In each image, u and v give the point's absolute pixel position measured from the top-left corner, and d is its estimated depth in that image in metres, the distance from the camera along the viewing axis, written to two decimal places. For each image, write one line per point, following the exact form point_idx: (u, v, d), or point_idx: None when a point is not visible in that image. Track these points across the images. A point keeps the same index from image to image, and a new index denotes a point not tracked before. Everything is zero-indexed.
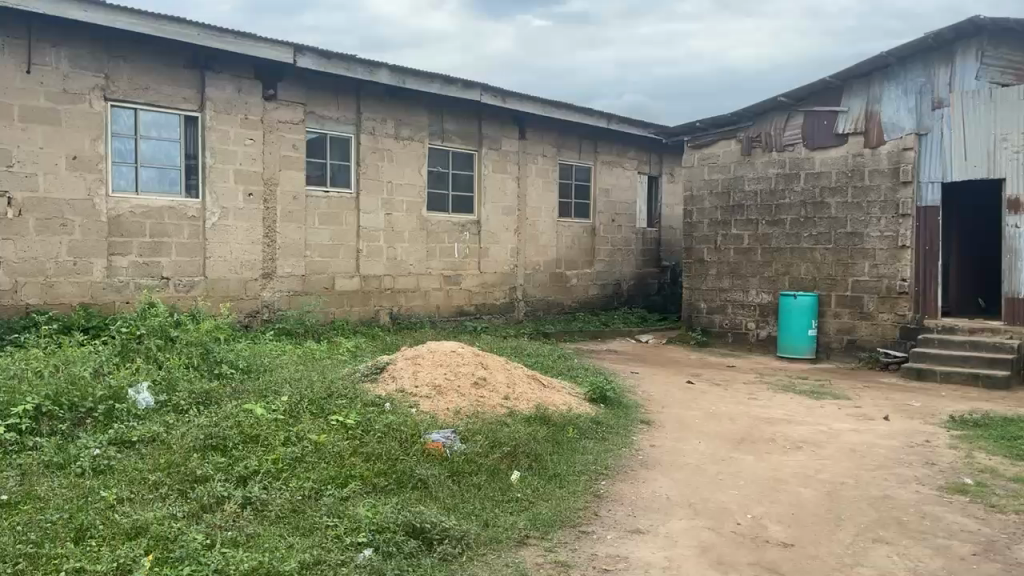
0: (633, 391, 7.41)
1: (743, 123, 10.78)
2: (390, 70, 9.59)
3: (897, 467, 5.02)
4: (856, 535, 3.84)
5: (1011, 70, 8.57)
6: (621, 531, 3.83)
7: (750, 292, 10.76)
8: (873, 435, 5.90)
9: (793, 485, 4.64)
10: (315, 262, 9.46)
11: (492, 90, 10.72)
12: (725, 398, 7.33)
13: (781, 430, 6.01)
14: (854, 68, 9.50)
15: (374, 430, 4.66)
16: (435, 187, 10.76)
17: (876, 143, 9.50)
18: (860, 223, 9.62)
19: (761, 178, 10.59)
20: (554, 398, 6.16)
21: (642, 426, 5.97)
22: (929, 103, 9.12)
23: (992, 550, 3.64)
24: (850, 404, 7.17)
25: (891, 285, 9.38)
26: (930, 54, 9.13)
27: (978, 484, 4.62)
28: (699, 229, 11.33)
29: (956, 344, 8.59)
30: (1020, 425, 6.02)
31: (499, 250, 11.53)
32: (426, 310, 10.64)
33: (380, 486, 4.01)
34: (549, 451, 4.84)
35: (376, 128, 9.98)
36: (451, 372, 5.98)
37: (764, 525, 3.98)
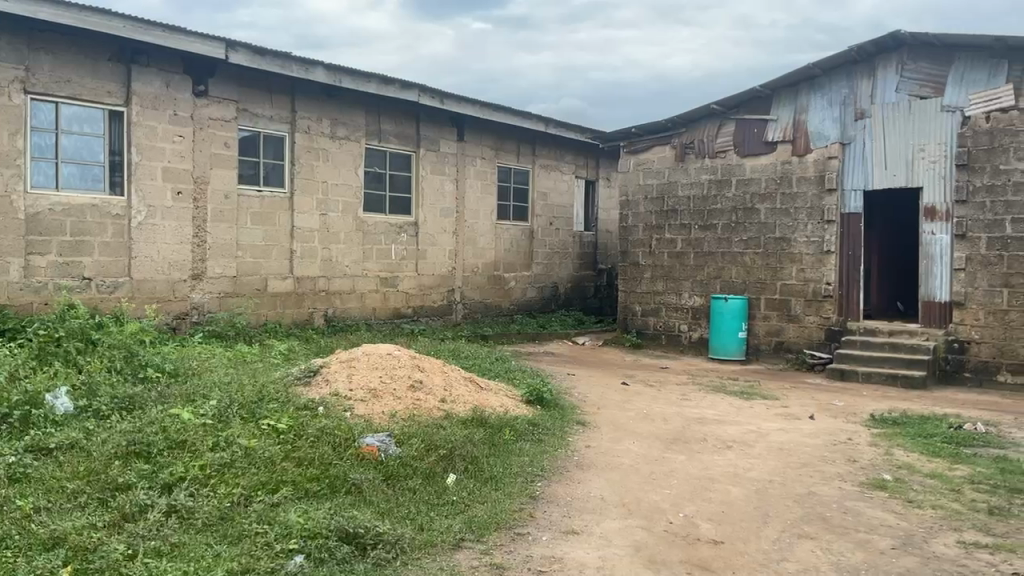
0: (569, 392, 7.47)
1: (677, 129, 10.99)
2: (326, 69, 9.45)
3: (821, 464, 5.20)
4: (783, 531, 3.96)
5: (928, 83, 8.89)
6: (556, 532, 3.85)
7: (683, 295, 10.98)
8: (799, 434, 6.09)
9: (723, 484, 4.74)
10: (247, 263, 9.24)
11: (430, 91, 10.67)
12: (658, 399, 7.46)
13: (712, 431, 6.14)
14: (783, 78, 9.81)
15: (307, 435, 4.58)
16: (372, 187, 10.65)
17: (804, 151, 9.83)
18: (787, 229, 9.93)
19: (694, 183, 10.82)
20: (491, 401, 6.16)
21: (578, 428, 6.02)
22: (852, 113, 9.49)
23: (910, 544, 3.79)
24: (778, 404, 7.39)
25: (816, 288, 9.71)
26: (854, 66, 9.50)
27: (896, 480, 4.82)
28: (634, 232, 11.51)
29: (876, 346, 8.94)
30: (935, 423, 6.31)
31: (437, 252, 11.47)
32: (362, 313, 10.52)
33: (312, 491, 3.94)
34: (486, 453, 4.84)
35: (311, 126, 9.82)
36: (387, 374, 5.93)
37: (695, 523, 4.06)
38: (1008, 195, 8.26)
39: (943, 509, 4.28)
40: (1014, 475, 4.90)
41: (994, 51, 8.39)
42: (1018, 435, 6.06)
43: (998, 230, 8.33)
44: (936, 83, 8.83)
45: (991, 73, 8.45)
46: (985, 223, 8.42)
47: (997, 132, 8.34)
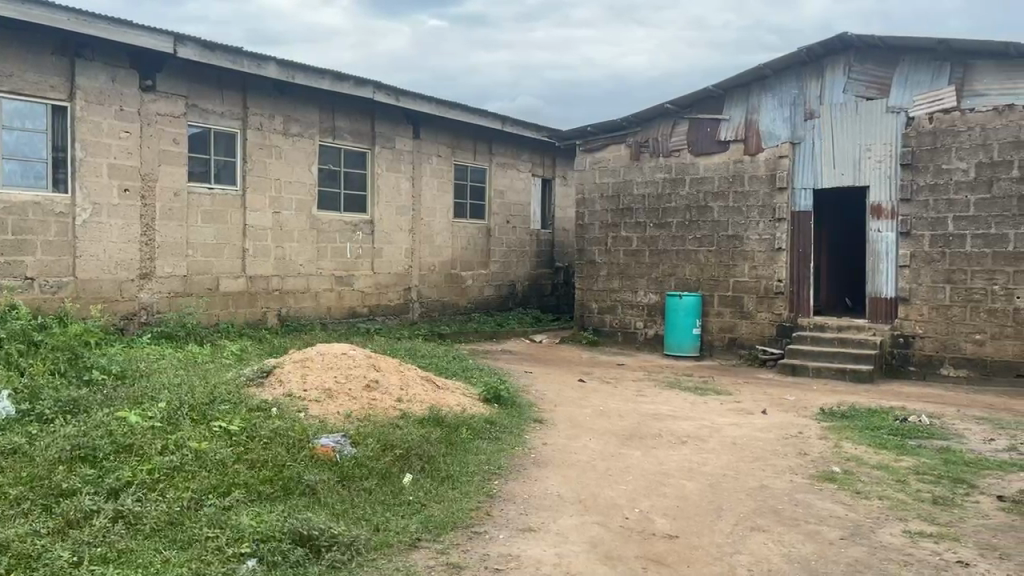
0: (526, 390, 7.48)
1: (632, 128, 11.09)
2: (279, 64, 9.30)
3: (773, 458, 5.29)
4: (735, 524, 4.03)
5: (874, 85, 9.12)
6: (513, 530, 3.85)
7: (639, 293, 11.08)
8: (752, 429, 6.19)
9: (678, 478, 4.80)
10: (198, 262, 9.04)
11: (385, 88, 10.58)
12: (614, 395, 7.52)
13: (667, 426, 6.21)
14: (735, 78, 9.97)
15: (259, 436, 4.50)
16: (326, 185, 10.52)
17: (755, 151, 10.01)
18: (740, 227, 10.09)
19: (649, 182, 10.93)
20: (448, 400, 6.13)
21: (535, 425, 6.03)
22: (802, 113, 9.69)
23: (858, 534, 3.89)
24: (732, 399, 7.51)
25: (768, 285, 9.89)
26: (803, 67, 9.70)
27: (845, 472, 4.93)
28: (591, 231, 11.58)
29: (826, 341, 9.15)
30: (881, 416, 6.47)
31: (393, 251, 11.39)
32: (317, 312, 10.39)
33: (265, 494, 3.87)
34: (442, 452, 4.82)
35: (263, 123, 9.66)
36: (342, 374, 5.87)
37: (650, 518, 4.10)
38: (950, 194, 8.51)
39: (889, 499, 4.39)
40: (957, 465, 5.06)
41: (936, 53, 8.64)
42: (961, 427, 6.26)
43: (940, 227, 8.58)
44: (882, 84, 9.07)
45: (934, 75, 8.70)
46: (929, 221, 8.66)
47: (939, 132, 8.60)
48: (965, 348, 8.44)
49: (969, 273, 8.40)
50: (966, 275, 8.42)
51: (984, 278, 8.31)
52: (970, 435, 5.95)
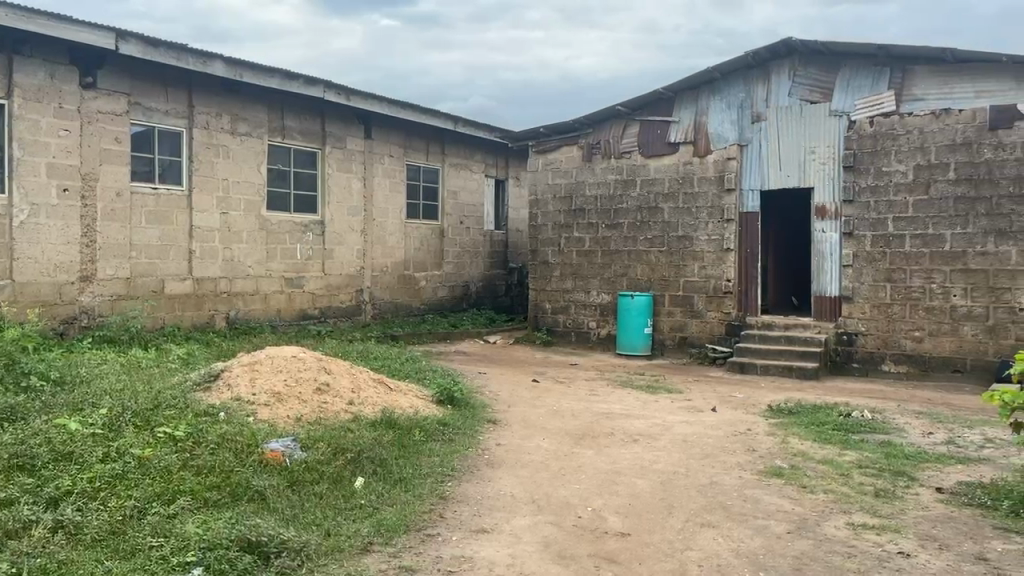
0: (480, 391, 7.47)
1: (584, 130, 11.17)
2: (226, 62, 9.12)
3: (723, 454, 5.37)
4: (686, 521, 4.08)
5: (818, 88, 9.36)
6: (466, 531, 3.84)
7: (591, 293, 11.16)
8: (702, 426, 6.28)
9: (630, 476, 4.85)
10: (142, 264, 8.82)
11: (336, 87, 10.46)
12: (567, 395, 7.56)
13: (619, 425, 6.27)
14: (684, 81, 10.11)
15: (206, 442, 4.41)
16: (275, 185, 10.36)
17: (704, 152, 10.17)
18: (689, 227, 10.24)
19: (601, 183, 11.02)
20: (401, 402, 6.09)
21: (488, 426, 6.03)
22: (749, 116, 9.89)
23: (804, 527, 3.98)
24: (682, 397, 7.62)
25: (717, 285, 10.05)
26: (750, 71, 9.90)
27: (791, 467, 5.05)
28: (544, 231, 11.62)
29: (773, 339, 9.34)
30: (826, 412, 6.63)
31: (345, 252, 11.27)
32: (266, 314, 10.22)
33: (212, 500, 3.79)
34: (395, 455, 4.78)
35: (210, 122, 9.47)
36: (292, 378, 5.78)
37: (603, 517, 4.13)
38: (890, 195, 8.77)
39: (834, 493, 4.50)
40: (897, 459, 5.21)
41: (877, 59, 8.91)
42: (901, 421, 6.45)
43: (881, 228, 8.84)
44: (826, 88, 9.31)
45: (874, 80, 8.96)
46: (870, 221, 8.91)
47: (880, 136, 8.86)
48: (905, 345, 8.70)
49: (909, 272, 8.67)
50: (906, 274, 8.68)
51: (922, 276, 8.58)
52: (910, 430, 6.14)
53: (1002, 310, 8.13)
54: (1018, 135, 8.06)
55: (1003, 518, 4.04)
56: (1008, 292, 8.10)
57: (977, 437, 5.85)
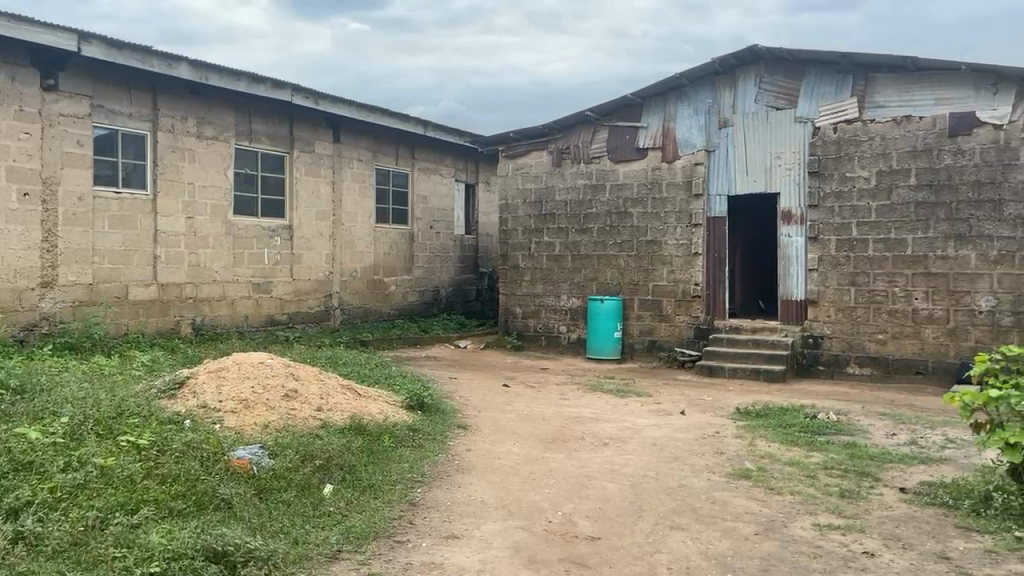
0: (450, 396, 7.45)
1: (554, 135, 11.21)
2: (190, 64, 9.00)
3: (692, 457, 5.42)
4: (656, 524, 4.11)
5: (783, 95, 9.50)
6: (435, 537, 3.82)
7: (561, 297, 11.19)
8: (671, 429, 6.33)
9: (600, 480, 4.86)
10: (105, 269, 8.66)
11: (304, 91, 10.38)
12: (537, 400, 7.57)
13: (589, 429, 6.29)
14: (652, 87, 10.21)
15: (171, 450, 4.34)
16: (242, 189, 10.24)
17: (672, 158, 10.27)
18: (658, 232, 10.33)
19: (571, 188, 11.07)
20: (369, 408, 6.04)
21: (458, 431, 6.01)
22: (716, 122, 10.00)
23: (771, 529, 4.02)
24: (652, 400, 7.67)
25: (686, 289, 10.14)
26: (716, 78, 10.02)
27: (758, 468, 5.11)
28: (514, 236, 11.62)
29: (741, 343, 9.44)
30: (792, 414, 6.72)
31: (313, 257, 11.17)
32: (233, 320, 10.09)
33: (177, 510, 3.72)
34: (364, 461, 4.75)
35: (175, 125, 9.33)
36: (259, 384, 5.71)
37: (573, 521, 4.14)
38: (854, 201, 8.93)
39: (800, 494, 4.57)
40: (861, 459, 5.31)
41: (840, 66, 9.06)
42: (866, 422, 6.57)
43: (845, 232, 8.99)
44: (790, 95, 9.45)
45: (838, 87, 9.12)
46: (835, 226, 9.06)
47: (843, 142, 9.02)
48: (869, 347, 8.85)
49: (872, 276, 8.82)
50: (869, 278, 8.84)
51: (885, 280, 8.74)
52: (874, 431, 6.25)
53: (962, 313, 8.31)
54: (976, 142, 8.25)
55: (964, 517, 4.12)
56: (967, 295, 8.28)
57: (938, 437, 5.97)
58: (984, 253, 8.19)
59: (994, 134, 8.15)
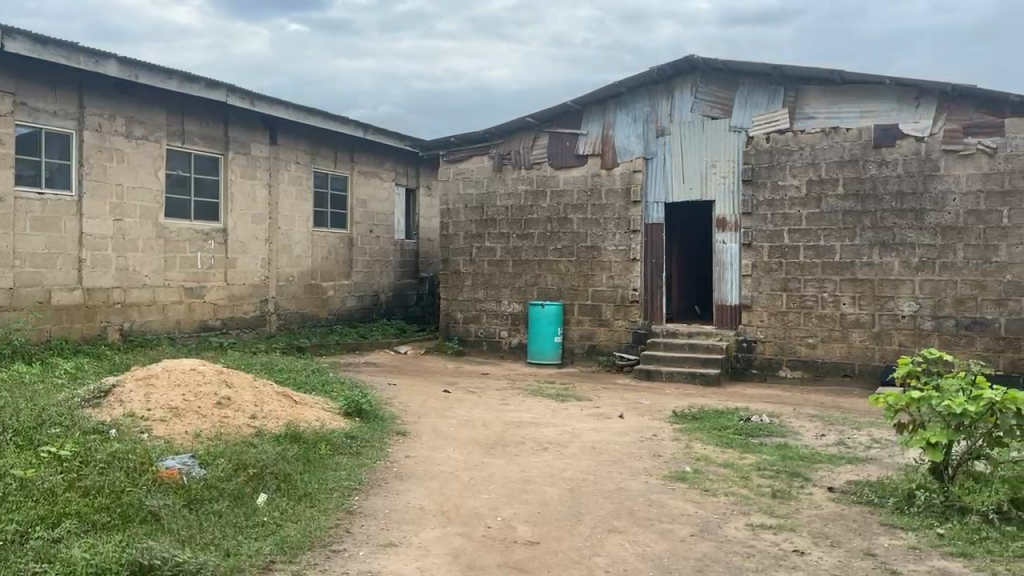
0: (389, 403, 7.36)
1: (494, 140, 11.21)
2: (120, 62, 8.72)
3: (629, 460, 5.48)
4: (594, 527, 4.13)
5: (718, 105, 9.73)
6: (373, 545, 3.77)
7: (502, 302, 11.20)
8: (610, 433, 6.40)
9: (539, 485, 4.87)
10: (27, 273, 8.30)
11: (240, 92, 10.16)
12: (478, 405, 7.55)
13: (529, 434, 6.30)
14: (592, 95, 10.31)
15: (95, 461, 4.17)
16: (173, 191, 9.94)
17: (611, 165, 10.40)
18: (597, 238, 10.44)
19: (512, 194, 11.09)
20: (305, 415, 5.92)
21: (397, 438, 5.94)
22: (654, 130, 10.17)
23: (706, 529, 4.09)
24: (591, 404, 7.73)
25: (624, 294, 10.28)
26: (654, 86, 10.19)
27: (694, 470, 5.19)
28: (455, 241, 11.58)
29: (677, 347, 9.61)
30: (727, 417, 6.86)
31: (248, 261, 10.92)
32: (164, 326, 9.79)
33: (101, 523, 3.58)
34: (299, 470, 4.66)
35: (102, 124, 9.01)
36: (190, 392, 5.55)
37: (512, 526, 4.14)
38: (786, 209, 9.19)
39: (734, 495, 4.67)
40: (793, 460, 5.45)
41: (772, 78, 9.32)
42: (797, 424, 6.76)
43: (777, 239, 9.24)
44: (725, 105, 9.69)
45: (770, 98, 9.38)
46: (768, 233, 9.30)
47: (775, 151, 9.28)
48: (800, 351, 9.12)
49: (802, 281, 9.10)
50: (800, 284, 9.11)
51: (815, 286, 9.01)
52: (804, 432, 6.44)
53: (887, 318, 8.63)
54: (899, 153, 8.59)
55: (889, 515, 4.26)
56: (891, 300, 8.60)
57: (864, 438, 6.19)
58: (906, 260, 8.53)
59: (916, 145, 8.50)
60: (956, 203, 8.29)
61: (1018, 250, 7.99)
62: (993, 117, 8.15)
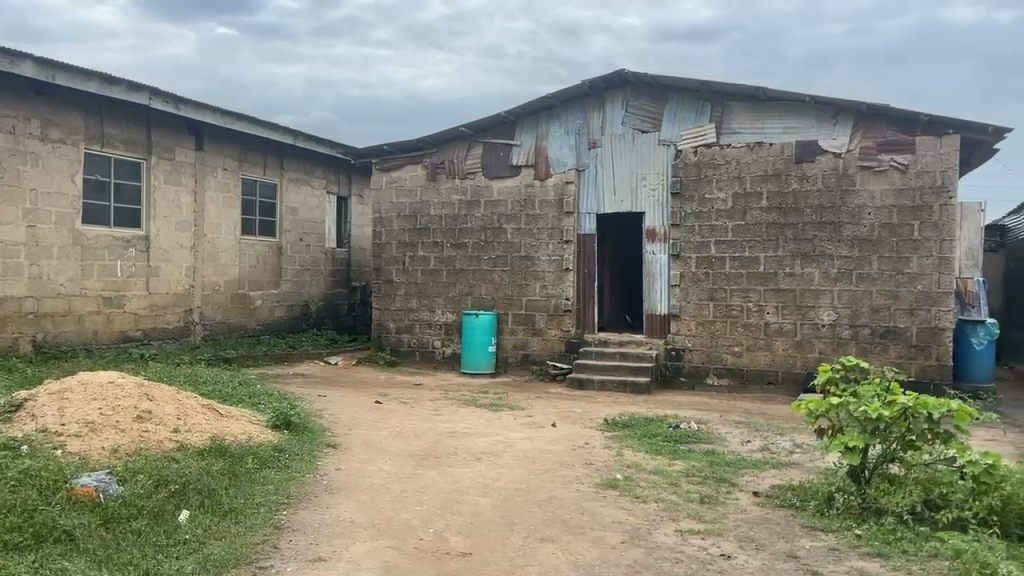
0: (319, 414, 7.22)
1: (428, 149, 11.17)
2: (35, 62, 8.34)
3: (562, 469, 5.52)
4: (527, 537, 4.14)
5: (649, 119, 9.94)
6: (302, 561, 3.68)
7: (436, 312, 11.13)
8: (543, 441, 6.43)
9: (472, 496, 4.85)
10: None
11: (164, 95, 9.86)
12: (410, 415, 7.49)
13: (462, 444, 6.27)
14: (525, 106, 10.39)
15: (5, 479, 3.97)
16: (92, 197, 9.56)
17: (544, 176, 10.50)
18: (531, 248, 10.51)
19: (445, 203, 11.06)
20: (231, 428, 5.75)
21: (328, 450, 5.84)
22: (586, 142, 10.31)
23: (637, 536, 4.15)
24: (523, 413, 7.77)
25: (557, 304, 10.37)
26: (586, 99, 10.34)
27: (625, 477, 5.26)
28: (388, 250, 11.46)
29: (609, 355, 9.74)
30: (657, 424, 6.98)
31: (172, 270, 10.58)
32: (81, 337, 9.40)
33: (11, 544, 3.41)
34: (224, 485, 4.52)
35: (16, 126, 8.63)
36: (108, 406, 5.34)
37: (444, 538, 4.10)
38: (712, 221, 9.44)
39: (664, 502, 4.74)
40: (720, 466, 5.57)
41: (699, 93, 9.57)
42: (723, 430, 6.93)
43: (705, 250, 9.48)
44: (655, 119, 9.90)
45: (698, 113, 9.64)
46: (695, 244, 9.54)
47: (702, 165, 9.53)
48: (726, 359, 9.36)
49: (729, 291, 9.35)
50: (726, 293, 9.36)
51: (740, 295, 9.28)
52: (731, 438, 6.61)
53: (808, 327, 8.94)
54: (819, 168, 8.93)
55: (811, 517, 4.40)
56: (812, 309, 8.92)
57: (787, 443, 6.39)
58: (826, 271, 8.86)
59: (835, 161, 8.87)
60: (871, 216, 8.66)
61: (928, 262, 8.40)
62: (905, 136, 8.55)
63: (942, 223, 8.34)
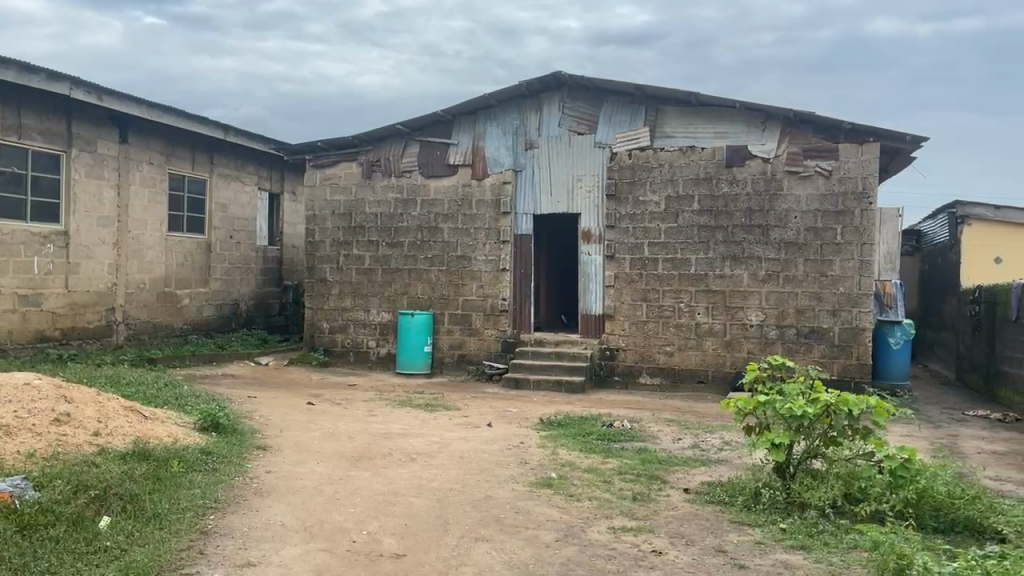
0: (249, 416, 7.05)
1: (363, 146, 11.04)
2: None
3: (497, 468, 5.52)
4: (461, 537, 4.13)
5: (584, 121, 10.04)
6: (229, 566, 3.59)
7: (371, 311, 11.01)
8: (478, 442, 6.42)
9: (406, 497, 4.81)
10: None
11: (86, 85, 9.47)
12: (344, 417, 7.38)
13: (396, 445, 6.21)
14: (462, 106, 10.36)
15: None
16: (7, 190, 9.11)
17: (481, 176, 10.49)
18: (468, 248, 10.49)
19: (381, 202, 10.94)
20: (155, 431, 5.56)
21: (257, 452, 5.71)
22: (522, 143, 10.36)
23: (570, 534, 4.19)
24: (459, 413, 7.74)
25: (494, 304, 10.38)
26: (522, 100, 10.38)
27: (559, 477, 5.30)
28: (321, 249, 11.26)
29: (545, 355, 9.80)
30: (590, 424, 7.05)
31: (94, 267, 10.18)
32: None
33: None
34: (148, 489, 4.36)
35: None
36: (23, 409, 5.09)
37: (378, 540, 4.06)
38: (645, 222, 9.60)
39: (597, 500, 4.79)
40: (651, 464, 5.68)
41: (634, 97, 9.71)
42: (655, 429, 7.03)
43: (638, 252, 9.64)
44: (590, 121, 10.01)
45: (632, 117, 9.78)
46: (628, 246, 9.69)
47: (637, 167, 9.68)
48: (659, 358, 9.53)
49: (661, 292, 9.52)
50: (658, 294, 9.53)
51: (672, 297, 9.46)
52: (662, 436, 6.72)
53: (736, 327, 9.18)
54: (748, 172, 9.18)
55: (739, 513, 4.52)
56: (740, 310, 9.16)
57: (716, 441, 6.53)
58: (754, 273, 9.11)
59: (763, 166, 9.13)
60: (797, 221, 8.95)
61: (850, 265, 8.74)
62: (829, 143, 8.87)
63: (863, 228, 8.70)
